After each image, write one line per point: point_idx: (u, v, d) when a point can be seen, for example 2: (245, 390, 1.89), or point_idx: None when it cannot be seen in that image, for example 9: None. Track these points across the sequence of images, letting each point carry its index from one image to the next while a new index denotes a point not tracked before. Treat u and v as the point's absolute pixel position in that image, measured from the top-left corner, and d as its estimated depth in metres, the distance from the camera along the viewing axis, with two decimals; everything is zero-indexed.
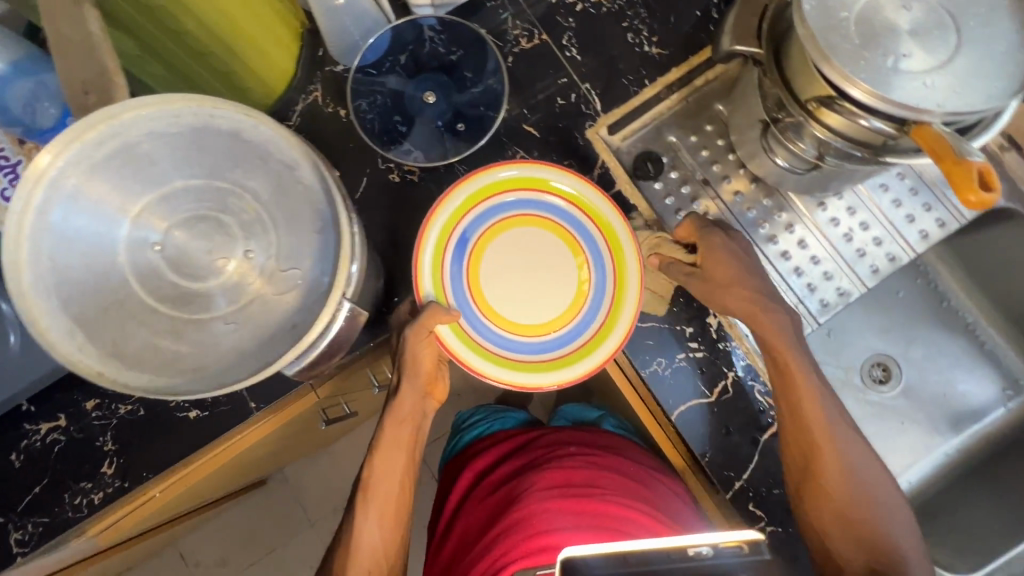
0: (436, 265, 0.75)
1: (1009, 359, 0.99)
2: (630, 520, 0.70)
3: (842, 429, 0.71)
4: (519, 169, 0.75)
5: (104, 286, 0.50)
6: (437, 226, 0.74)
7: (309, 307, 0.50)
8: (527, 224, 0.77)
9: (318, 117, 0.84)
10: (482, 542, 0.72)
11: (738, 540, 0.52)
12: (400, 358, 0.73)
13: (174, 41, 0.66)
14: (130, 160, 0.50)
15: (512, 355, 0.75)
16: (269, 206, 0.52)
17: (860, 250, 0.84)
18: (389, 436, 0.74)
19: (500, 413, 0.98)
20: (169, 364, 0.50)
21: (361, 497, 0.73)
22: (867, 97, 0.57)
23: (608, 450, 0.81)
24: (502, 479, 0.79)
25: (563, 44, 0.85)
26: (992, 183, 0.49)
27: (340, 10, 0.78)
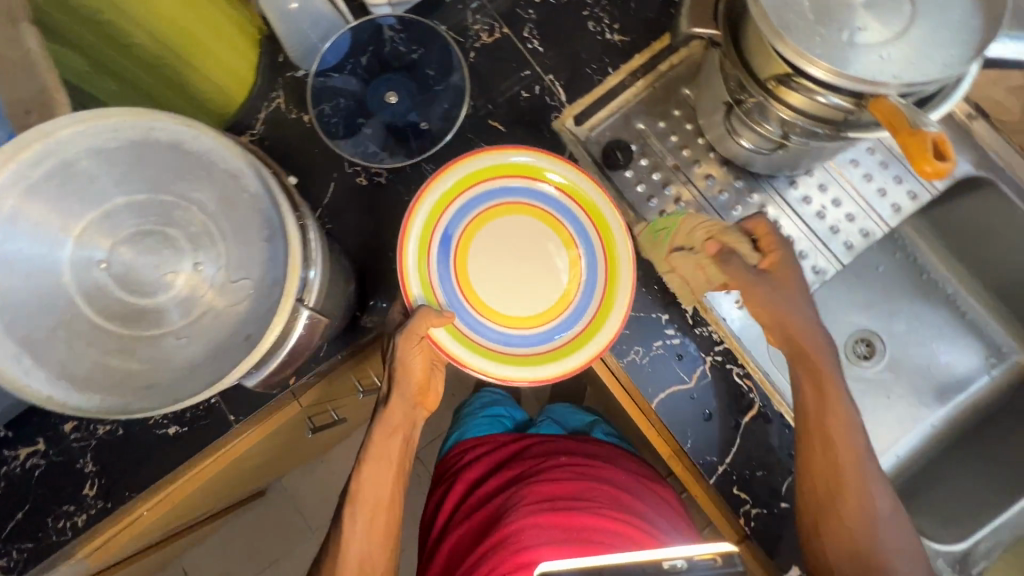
0: (423, 261, 0.73)
1: (990, 327, 0.98)
2: (616, 534, 0.69)
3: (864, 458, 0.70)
4: (503, 157, 0.75)
5: (47, 312, 0.46)
6: (422, 220, 0.73)
7: (261, 316, 0.48)
8: (514, 212, 0.76)
9: (282, 124, 0.83)
10: (469, 558, 0.71)
11: (713, 553, 0.52)
12: (391, 364, 0.72)
13: (124, 55, 0.65)
14: (69, 177, 0.47)
15: (508, 350, 0.74)
16: (216, 216, 0.50)
17: (833, 227, 0.84)
18: (380, 445, 0.73)
19: (490, 416, 0.98)
20: (122, 384, 0.47)
21: (348, 506, 0.72)
22: (827, 76, 0.55)
23: (599, 462, 0.80)
24: (493, 493, 0.78)
25: (524, 36, 0.84)
26: (947, 152, 0.49)
27: (295, 14, 0.77)
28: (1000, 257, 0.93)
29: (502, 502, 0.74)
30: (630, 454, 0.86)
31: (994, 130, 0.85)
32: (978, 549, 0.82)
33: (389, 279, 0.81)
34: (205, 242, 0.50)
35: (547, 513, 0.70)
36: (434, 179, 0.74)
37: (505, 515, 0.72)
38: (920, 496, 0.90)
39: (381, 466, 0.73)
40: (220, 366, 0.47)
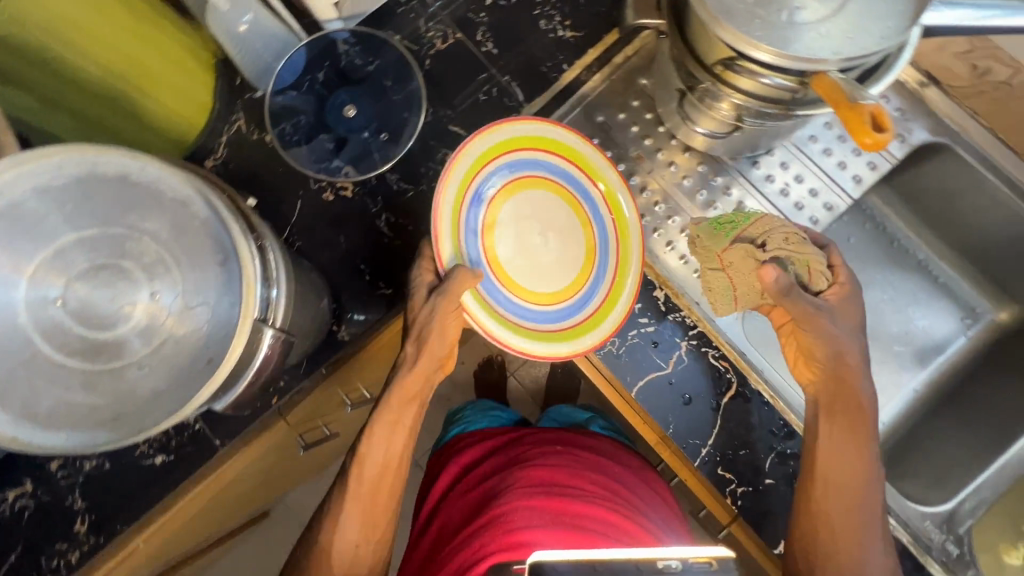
0: (456, 224, 0.74)
1: (963, 289, 1.00)
2: (606, 523, 0.69)
3: (871, 513, 0.68)
4: (535, 131, 0.77)
5: (6, 355, 0.47)
6: (458, 189, 0.74)
7: (221, 338, 0.49)
8: (539, 190, 0.80)
9: (245, 146, 0.84)
10: (459, 536, 0.71)
11: (708, 556, 0.45)
12: (420, 326, 0.71)
13: (74, 90, 0.65)
14: (16, 219, 0.47)
15: (532, 325, 0.77)
16: (169, 245, 0.50)
17: (797, 203, 0.86)
18: (394, 408, 0.72)
19: (490, 412, 0.98)
20: (87, 419, 0.48)
21: (357, 469, 0.71)
22: (774, 59, 0.56)
23: (593, 453, 0.81)
24: (488, 474, 0.78)
25: (478, 40, 0.85)
26: (884, 124, 0.50)
27: (246, 35, 0.76)
28: (965, 219, 0.94)
29: (497, 484, 0.75)
30: (622, 446, 0.87)
31: (947, 95, 0.87)
32: (963, 508, 0.81)
33: (362, 291, 0.81)
34: (160, 270, 0.50)
35: (541, 497, 0.70)
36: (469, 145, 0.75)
37: (499, 497, 0.72)
38: (906, 460, 0.91)
39: (394, 432, 0.72)
40: (183, 392, 0.48)
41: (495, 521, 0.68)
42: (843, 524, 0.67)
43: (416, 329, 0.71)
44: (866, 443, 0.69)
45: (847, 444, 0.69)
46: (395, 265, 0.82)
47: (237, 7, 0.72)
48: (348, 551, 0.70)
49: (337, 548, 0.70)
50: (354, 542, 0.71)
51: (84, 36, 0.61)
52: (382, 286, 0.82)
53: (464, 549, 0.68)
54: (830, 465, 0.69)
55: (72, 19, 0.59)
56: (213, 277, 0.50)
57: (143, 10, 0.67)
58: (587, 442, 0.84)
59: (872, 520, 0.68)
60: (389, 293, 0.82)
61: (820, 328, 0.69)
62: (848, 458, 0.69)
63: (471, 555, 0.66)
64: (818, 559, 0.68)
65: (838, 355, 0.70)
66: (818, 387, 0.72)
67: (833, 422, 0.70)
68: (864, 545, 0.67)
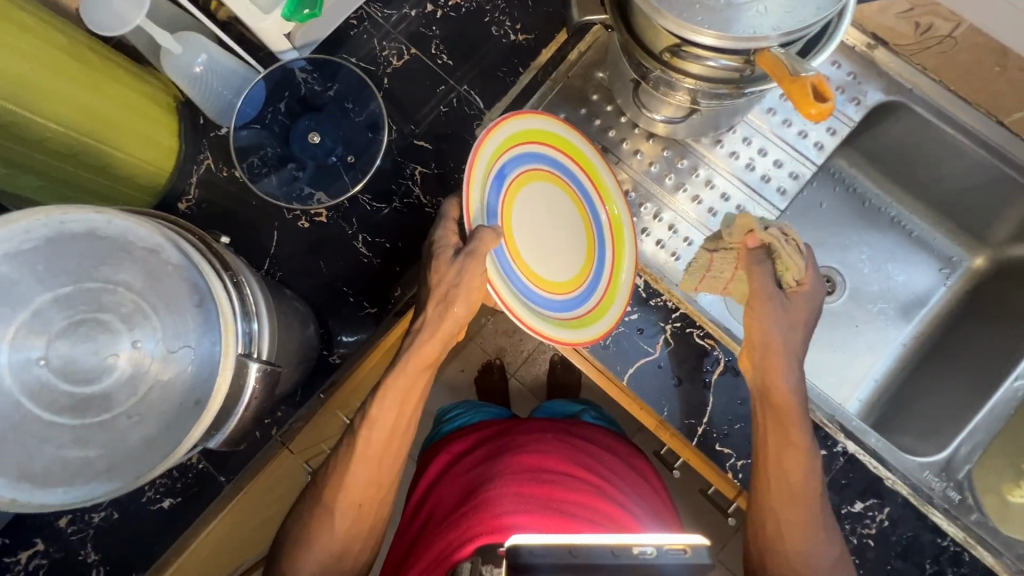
0: (481, 195, 0.68)
1: (937, 240, 1.02)
2: (588, 507, 0.71)
3: (817, 506, 0.66)
4: (533, 125, 0.74)
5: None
6: (481, 178, 0.68)
7: (207, 378, 0.50)
8: (541, 184, 0.76)
9: (215, 184, 0.84)
10: (446, 519, 0.72)
11: (682, 544, 0.52)
12: (444, 288, 0.66)
13: (37, 149, 0.66)
14: None
15: (558, 316, 0.73)
16: (144, 293, 0.51)
17: (764, 176, 0.87)
18: (407, 375, 0.68)
19: (482, 406, 0.97)
20: (85, 473, 0.48)
21: (365, 432, 0.69)
22: (719, 42, 0.57)
23: (581, 441, 0.82)
24: (478, 462, 0.79)
25: (433, 53, 0.86)
26: (827, 93, 0.51)
27: (204, 76, 0.77)
28: (930, 172, 0.96)
29: (487, 470, 0.75)
30: (614, 436, 0.89)
31: (895, 54, 0.89)
32: (960, 454, 0.80)
33: (348, 313, 0.82)
34: (139, 318, 0.51)
35: (530, 485, 0.71)
36: (497, 121, 0.70)
37: (487, 483, 0.73)
38: (900, 413, 0.93)
39: (406, 400, 0.69)
40: (175, 435, 0.49)
41: (480, 508, 0.69)
42: (791, 518, 0.65)
43: (438, 293, 0.66)
44: (803, 439, 0.66)
45: (782, 439, 0.67)
46: (378, 284, 0.83)
47: (189, 49, 0.74)
48: (346, 523, 0.70)
49: (340, 509, 0.70)
50: (355, 504, 0.70)
51: (39, 97, 0.61)
52: (368, 306, 0.82)
53: (448, 534, 0.69)
54: (781, 454, 0.67)
55: (25, 80, 0.60)
56: (192, 319, 0.52)
57: (93, 64, 0.68)
58: (577, 431, 0.86)
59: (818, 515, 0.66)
60: (375, 312, 0.83)
61: (768, 316, 0.66)
62: (784, 451, 0.66)
63: (455, 539, 0.67)
64: (769, 548, 0.67)
65: (770, 343, 0.66)
66: (756, 376, 0.69)
67: (769, 416, 0.68)
68: (813, 539, 0.65)
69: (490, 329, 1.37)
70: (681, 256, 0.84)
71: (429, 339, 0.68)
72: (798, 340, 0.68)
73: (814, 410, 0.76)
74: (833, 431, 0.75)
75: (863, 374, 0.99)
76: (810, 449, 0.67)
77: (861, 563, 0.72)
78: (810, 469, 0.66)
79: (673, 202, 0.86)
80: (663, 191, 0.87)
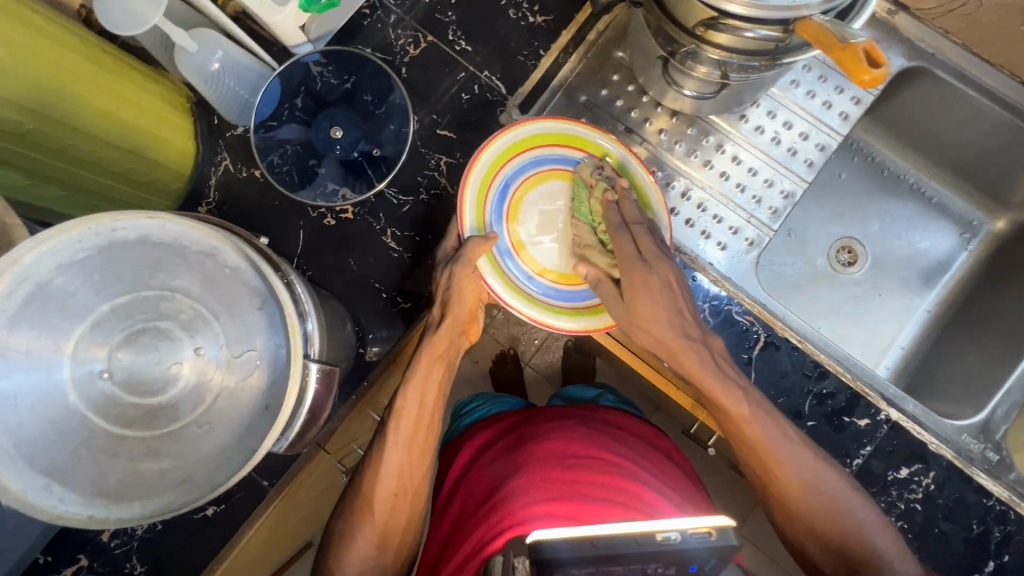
0: (479, 207, 0.77)
1: (958, 205, 1.02)
2: (613, 489, 0.70)
3: (800, 445, 0.68)
4: (518, 134, 0.78)
5: (64, 434, 0.46)
6: (472, 208, 0.76)
7: (276, 384, 0.49)
8: (557, 184, 0.80)
9: (235, 185, 0.82)
10: (479, 510, 0.71)
11: (709, 526, 0.53)
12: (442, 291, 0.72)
13: (61, 158, 0.64)
14: (47, 298, 0.46)
15: (581, 304, 0.78)
16: (203, 298, 0.50)
17: (791, 149, 0.86)
18: (424, 369, 0.72)
19: (499, 398, 0.96)
20: (157, 484, 0.48)
21: (393, 425, 0.70)
22: (747, 10, 0.55)
23: (603, 426, 0.81)
24: (503, 450, 0.78)
25: (451, 40, 0.84)
26: (879, 58, 0.50)
27: (220, 74, 0.74)
28: (950, 138, 0.96)
29: (511, 459, 0.75)
30: (639, 419, 0.87)
31: (916, 19, 0.88)
32: (996, 416, 0.81)
33: (382, 309, 0.81)
34: (199, 325, 0.50)
35: (556, 472, 0.71)
36: (495, 136, 0.77)
37: (512, 474, 0.73)
38: (929, 378, 0.94)
39: (424, 395, 0.71)
40: (248, 441, 0.48)
41: (507, 499, 0.69)
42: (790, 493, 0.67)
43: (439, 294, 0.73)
44: (742, 382, 0.70)
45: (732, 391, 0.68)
46: (411, 278, 0.81)
47: (205, 47, 0.71)
48: (382, 516, 0.70)
49: (378, 503, 0.69)
50: (390, 492, 0.70)
51: (61, 102, 0.60)
52: (401, 301, 0.81)
53: (478, 528, 0.69)
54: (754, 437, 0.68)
55: (46, 86, 0.58)
56: (255, 322, 0.50)
57: (110, 66, 0.65)
58: (594, 414, 0.84)
59: (810, 457, 0.68)
60: (408, 307, 0.81)
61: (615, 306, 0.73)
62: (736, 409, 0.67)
63: (487, 533, 0.67)
64: (794, 512, 0.67)
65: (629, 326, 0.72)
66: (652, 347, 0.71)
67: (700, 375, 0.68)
68: (828, 488, 0.67)
69: (503, 320, 1.35)
70: (713, 235, 0.84)
71: (440, 333, 0.71)
72: (673, 324, 0.69)
73: (856, 380, 0.76)
74: (876, 399, 0.75)
75: (888, 342, 1.00)
76: (755, 400, 0.69)
77: (910, 527, 0.73)
78: (763, 412, 0.69)
79: (700, 179, 0.86)
80: (690, 169, 0.86)
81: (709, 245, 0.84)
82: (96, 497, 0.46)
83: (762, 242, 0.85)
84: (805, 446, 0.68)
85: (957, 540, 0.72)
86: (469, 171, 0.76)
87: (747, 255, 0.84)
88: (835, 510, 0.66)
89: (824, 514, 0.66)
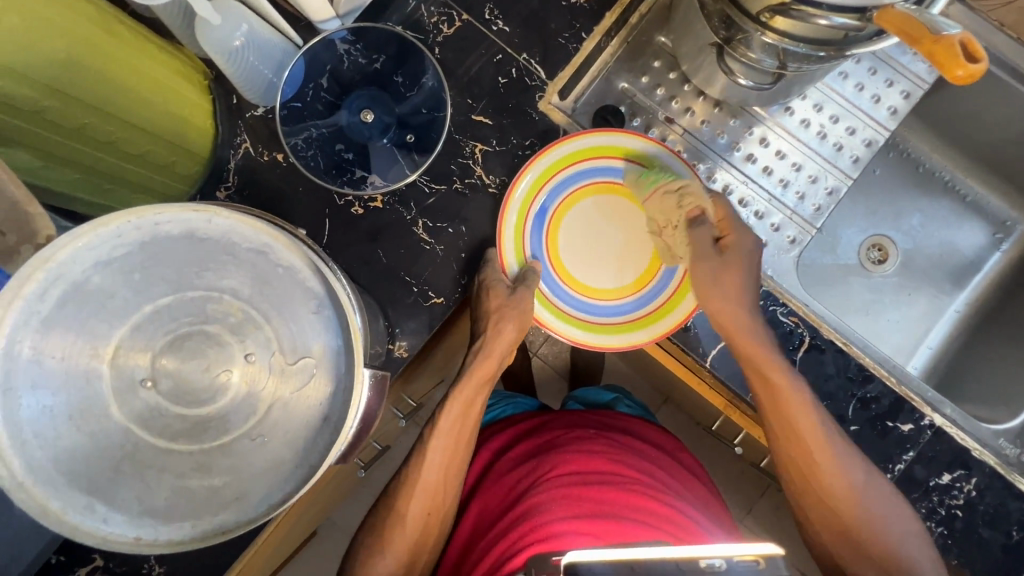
0: (518, 235, 0.75)
1: (994, 204, 1.00)
2: (640, 509, 0.66)
3: (842, 443, 0.67)
4: (558, 150, 0.75)
5: (106, 446, 0.44)
6: (511, 243, 0.75)
7: (337, 394, 0.47)
8: (599, 199, 0.77)
9: (257, 169, 0.77)
10: (498, 527, 0.69)
11: (755, 555, 0.47)
12: (499, 310, 0.71)
13: (76, 138, 0.59)
14: (85, 300, 0.44)
15: (610, 319, 0.76)
16: (254, 300, 0.47)
17: (837, 145, 0.84)
18: (472, 388, 0.73)
19: (512, 398, 0.94)
20: (208, 501, 0.45)
21: (433, 441, 0.70)
22: None
23: (628, 436, 0.79)
24: (523, 460, 0.76)
25: (487, 19, 0.79)
26: (977, 53, 0.47)
27: (242, 51, 0.68)
28: (994, 136, 0.93)
29: (532, 472, 0.72)
30: (658, 427, 0.85)
31: (971, 11, 0.85)
32: None
33: (411, 303, 0.77)
34: (249, 329, 0.46)
35: (579, 487, 0.68)
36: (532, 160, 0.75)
37: (534, 487, 0.70)
38: (958, 379, 0.93)
39: (466, 414, 0.72)
40: (308, 457, 0.46)
41: (530, 514, 0.66)
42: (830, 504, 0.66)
43: (496, 312, 0.71)
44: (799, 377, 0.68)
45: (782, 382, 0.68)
46: (446, 272, 0.77)
47: (228, 20, 0.65)
48: (413, 533, 0.68)
49: (409, 520, 0.68)
50: (424, 511, 0.69)
51: (79, 75, 0.55)
52: (432, 295, 0.77)
53: (499, 544, 0.66)
54: (802, 443, 0.66)
55: (60, 60, 0.53)
56: (310, 326, 0.47)
57: (131, 38, 0.60)
58: (614, 423, 0.82)
59: (856, 462, 0.66)
60: (441, 302, 0.77)
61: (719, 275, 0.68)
62: (789, 405, 0.66)
63: (510, 547, 0.64)
64: (834, 525, 0.66)
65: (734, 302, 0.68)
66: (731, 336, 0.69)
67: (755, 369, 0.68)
68: (872, 501, 0.65)
69: None
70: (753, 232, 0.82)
71: (490, 355, 0.73)
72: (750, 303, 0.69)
73: (901, 385, 0.74)
74: (920, 404, 0.74)
75: (916, 342, 0.99)
76: (809, 398, 0.67)
77: (949, 534, 0.72)
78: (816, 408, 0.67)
79: (742, 172, 0.83)
80: (731, 162, 0.83)
81: None
82: (144, 517, 0.44)
83: (804, 241, 0.82)
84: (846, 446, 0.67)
85: (995, 546, 0.72)
86: (507, 197, 0.74)
87: (788, 252, 0.81)
88: (881, 521, 0.65)
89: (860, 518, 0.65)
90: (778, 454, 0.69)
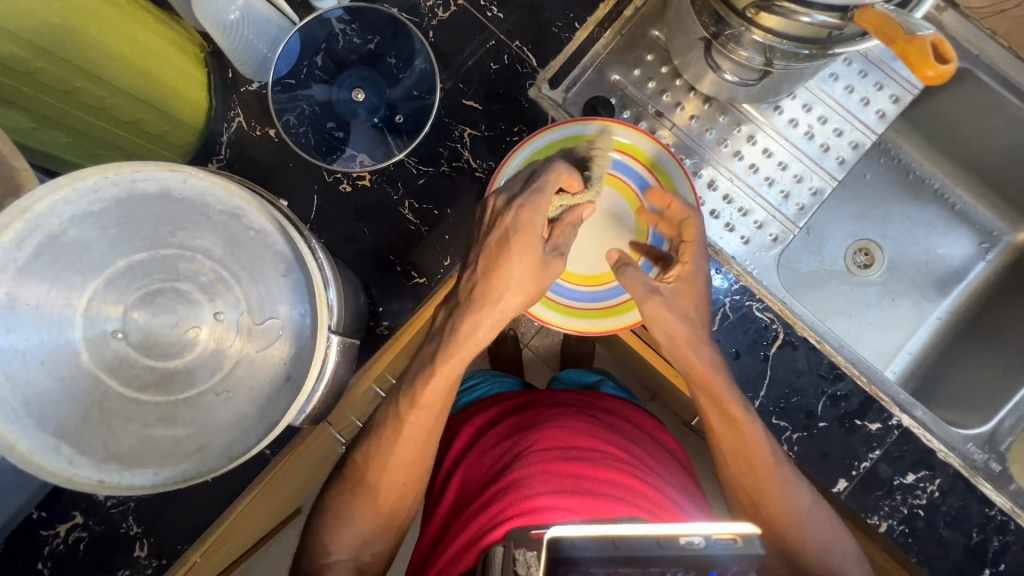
0: None
1: (982, 214, 1.00)
2: (620, 486, 0.67)
3: (781, 471, 0.65)
4: (544, 139, 0.76)
5: (76, 390, 0.46)
6: None
7: (300, 355, 0.50)
8: None
9: (248, 143, 0.79)
10: (478, 501, 0.70)
11: (733, 533, 0.48)
12: (503, 265, 0.60)
13: (69, 102, 0.60)
14: (60, 252, 0.46)
15: (581, 304, 0.77)
16: (224, 261, 0.50)
17: (824, 146, 0.85)
18: (460, 360, 0.62)
19: (497, 377, 0.95)
20: (173, 452, 0.48)
21: (411, 414, 0.64)
22: None
23: (604, 416, 0.79)
24: (506, 436, 0.76)
25: (482, 4, 0.80)
26: (946, 54, 0.49)
27: (237, 24, 0.70)
28: (983, 147, 0.93)
29: (514, 445, 0.73)
30: (636, 407, 0.85)
31: (964, 18, 0.86)
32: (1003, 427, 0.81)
33: (394, 282, 0.78)
34: (220, 289, 0.50)
35: (558, 463, 0.69)
36: (517, 148, 0.76)
37: (515, 461, 0.71)
38: (936, 387, 0.93)
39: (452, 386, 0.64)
40: (270, 414, 0.49)
41: (511, 487, 0.67)
42: (769, 531, 0.65)
43: (493, 273, 0.60)
44: (742, 409, 0.65)
45: (720, 408, 0.64)
46: (428, 253, 0.78)
47: None
48: (388, 500, 0.68)
49: (384, 487, 0.67)
50: (400, 481, 0.67)
51: (74, 42, 0.56)
52: (414, 275, 0.78)
53: (479, 517, 0.67)
54: (751, 463, 0.65)
55: (57, 26, 0.53)
56: (278, 290, 0.50)
57: (126, 5, 0.61)
58: (595, 402, 0.83)
59: (795, 483, 0.66)
60: (423, 282, 0.78)
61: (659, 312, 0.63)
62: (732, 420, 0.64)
63: (490, 520, 0.65)
64: (781, 542, 0.64)
65: (684, 329, 0.64)
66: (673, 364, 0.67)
67: (700, 391, 0.65)
68: (807, 526, 0.64)
69: None
70: (737, 228, 0.83)
71: (482, 324, 0.61)
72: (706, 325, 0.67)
73: (871, 384, 0.75)
74: (888, 404, 0.75)
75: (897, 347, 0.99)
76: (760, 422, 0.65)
77: (910, 531, 0.74)
78: (757, 433, 0.65)
79: (728, 168, 0.84)
80: (719, 158, 0.84)
81: (733, 237, 0.82)
82: (108, 462, 0.47)
83: (788, 238, 0.83)
84: (786, 465, 0.66)
85: (955, 547, 0.73)
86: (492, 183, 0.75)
87: (769, 250, 0.82)
88: (823, 546, 0.64)
89: (793, 533, 0.64)
90: (724, 473, 0.67)
